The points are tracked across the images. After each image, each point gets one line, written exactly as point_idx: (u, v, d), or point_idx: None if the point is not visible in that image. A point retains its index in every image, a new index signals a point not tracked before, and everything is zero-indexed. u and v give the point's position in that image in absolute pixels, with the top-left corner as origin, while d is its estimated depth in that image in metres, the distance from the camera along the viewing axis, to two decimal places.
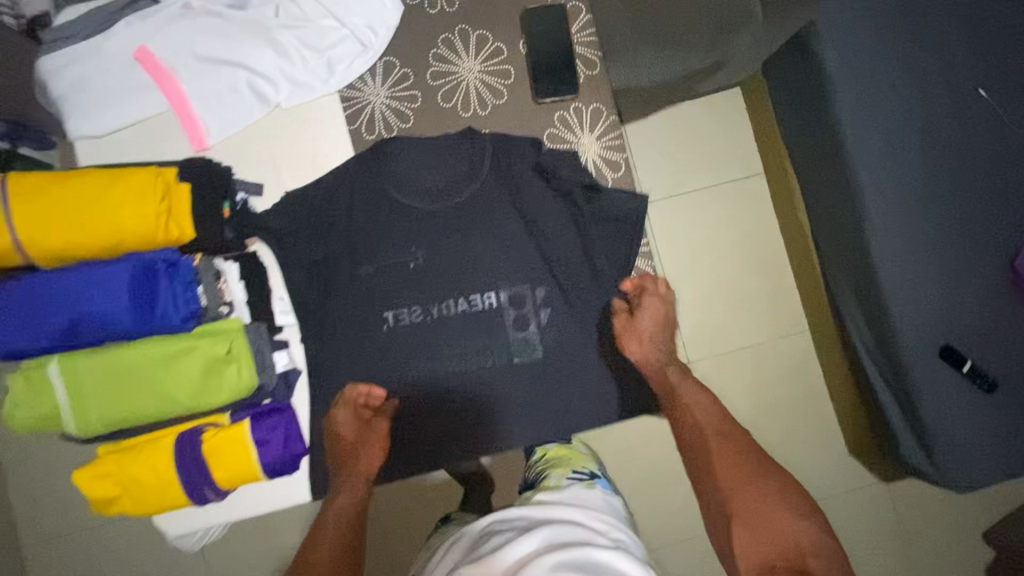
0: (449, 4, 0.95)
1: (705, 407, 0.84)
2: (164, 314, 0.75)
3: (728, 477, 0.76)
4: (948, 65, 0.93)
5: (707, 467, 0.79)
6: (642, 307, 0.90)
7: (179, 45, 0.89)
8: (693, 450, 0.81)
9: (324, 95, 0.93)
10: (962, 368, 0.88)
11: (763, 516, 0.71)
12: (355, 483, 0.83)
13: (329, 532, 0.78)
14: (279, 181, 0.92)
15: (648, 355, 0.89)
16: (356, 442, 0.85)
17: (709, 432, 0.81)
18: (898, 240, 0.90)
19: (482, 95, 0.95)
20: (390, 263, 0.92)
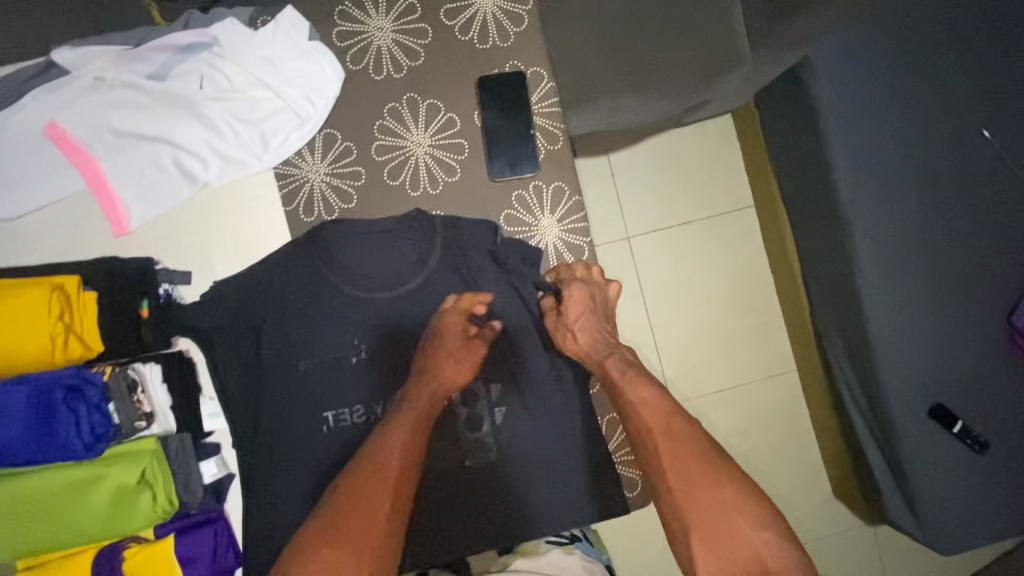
0: (395, 69, 0.86)
1: (647, 398, 0.73)
2: (65, 443, 0.67)
3: (683, 489, 0.63)
4: (881, 155, 1.04)
5: (657, 477, 0.66)
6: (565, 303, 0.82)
7: (95, 120, 0.81)
8: (644, 457, 0.69)
9: (258, 172, 0.85)
10: (953, 427, 0.99)
11: (722, 525, 0.59)
12: (433, 394, 0.79)
13: (401, 431, 0.73)
14: (210, 268, 0.84)
15: (585, 347, 0.81)
16: (452, 352, 0.81)
17: (655, 430, 0.69)
18: (886, 308, 1.02)
19: (433, 172, 0.86)
20: (332, 357, 0.84)
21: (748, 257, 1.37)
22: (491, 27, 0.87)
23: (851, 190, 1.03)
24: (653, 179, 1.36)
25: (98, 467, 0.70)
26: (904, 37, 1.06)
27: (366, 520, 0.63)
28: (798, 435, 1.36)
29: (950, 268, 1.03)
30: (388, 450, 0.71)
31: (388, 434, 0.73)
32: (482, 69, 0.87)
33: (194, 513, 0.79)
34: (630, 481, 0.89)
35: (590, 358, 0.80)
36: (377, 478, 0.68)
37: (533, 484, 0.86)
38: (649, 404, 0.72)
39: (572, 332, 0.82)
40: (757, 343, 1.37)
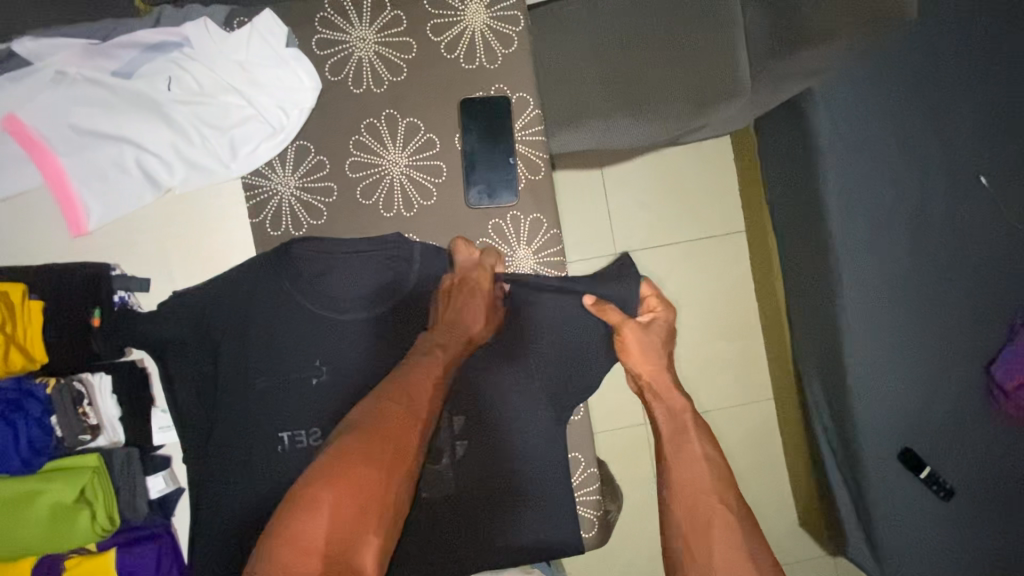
0: (375, 83, 0.82)
1: (711, 465, 0.69)
2: (4, 454, 0.67)
3: (724, 559, 0.59)
4: (877, 199, 1.02)
5: (699, 534, 0.62)
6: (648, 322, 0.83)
7: (56, 116, 0.77)
8: (688, 513, 0.64)
9: (225, 179, 0.82)
10: (920, 472, 0.99)
11: None
12: (459, 340, 0.77)
13: (430, 377, 0.72)
14: (169, 277, 0.82)
15: (667, 389, 0.79)
16: (478, 305, 0.79)
17: (711, 494, 0.66)
18: (869, 351, 1.01)
19: (408, 193, 0.83)
20: (292, 377, 0.82)
21: (737, 285, 1.35)
22: (479, 46, 0.83)
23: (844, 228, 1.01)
24: (642, 201, 1.33)
25: (37, 482, 0.68)
26: (910, 81, 1.02)
27: (395, 450, 0.63)
28: (766, 468, 1.36)
29: (931, 323, 1.01)
30: (420, 387, 0.70)
31: (420, 371, 0.72)
32: (466, 89, 0.83)
33: (139, 527, 0.78)
34: (589, 520, 0.87)
35: (671, 398, 0.78)
36: (408, 412, 0.67)
37: (488, 519, 0.84)
38: (706, 469, 0.68)
39: (652, 362, 0.81)
40: (734, 375, 1.36)
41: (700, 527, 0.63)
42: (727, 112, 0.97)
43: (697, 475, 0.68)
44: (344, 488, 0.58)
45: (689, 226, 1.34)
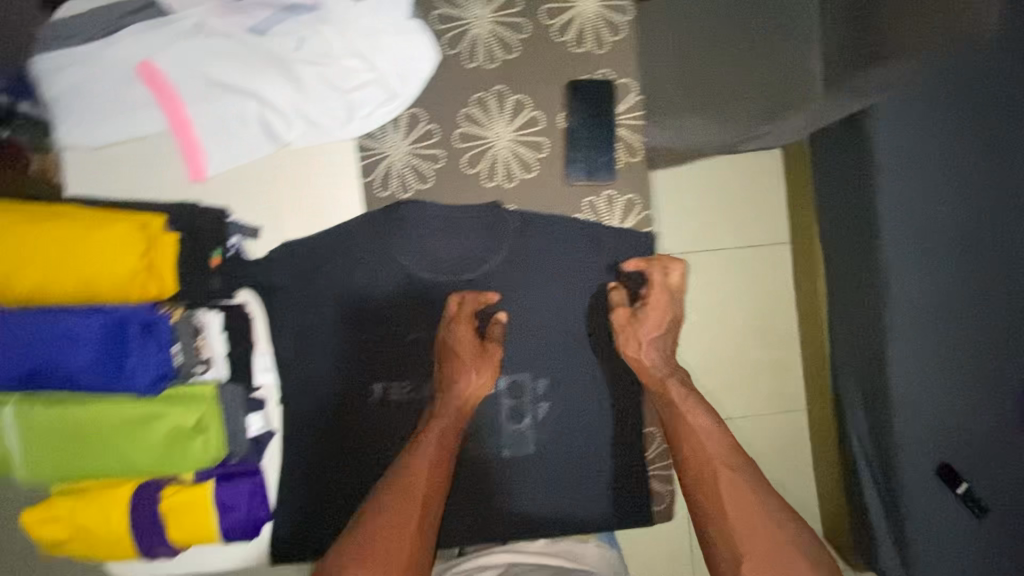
0: (489, 59, 0.86)
1: (711, 434, 0.73)
2: (132, 376, 0.69)
3: (740, 517, 0.66)
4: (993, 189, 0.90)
5: (713, 502, 0.68)
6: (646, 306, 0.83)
7: (189, 65, 0.81)
8: (700, 486, 0.70)
9: (340, 139, 0.86)
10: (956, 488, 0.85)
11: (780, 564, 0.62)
12: (456, 410, 0.79)
13: (424, 457, 0.73)
14: (280, 228, 0.85)
15: (647, 367, 0.82)
16: (470, 364, 0.80)
17: (714, 461, 0.71)
18: (907, 350, 0.86)
19: (511, 166, 0.87)
20: (388, 333, 0.87)
21: (767, 303, 1.26)
22: (589, 32, 0.87)
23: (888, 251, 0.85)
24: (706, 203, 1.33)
25: (159, 404, 0.71)
26: None
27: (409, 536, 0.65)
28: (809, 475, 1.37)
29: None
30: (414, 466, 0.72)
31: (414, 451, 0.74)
32: (574, 72, 0.87)
33: (235, 462, 0.81)
34: (661, 495, 0.89)
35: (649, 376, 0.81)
36: (412, 497, 0.69)
37: (563, 484, 0.88)
38: (709, 439, 0.73)
39: (648, 343, 0.81)
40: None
41: (711, 497, 0.69)
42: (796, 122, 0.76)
43: (699, 449, 0.72)
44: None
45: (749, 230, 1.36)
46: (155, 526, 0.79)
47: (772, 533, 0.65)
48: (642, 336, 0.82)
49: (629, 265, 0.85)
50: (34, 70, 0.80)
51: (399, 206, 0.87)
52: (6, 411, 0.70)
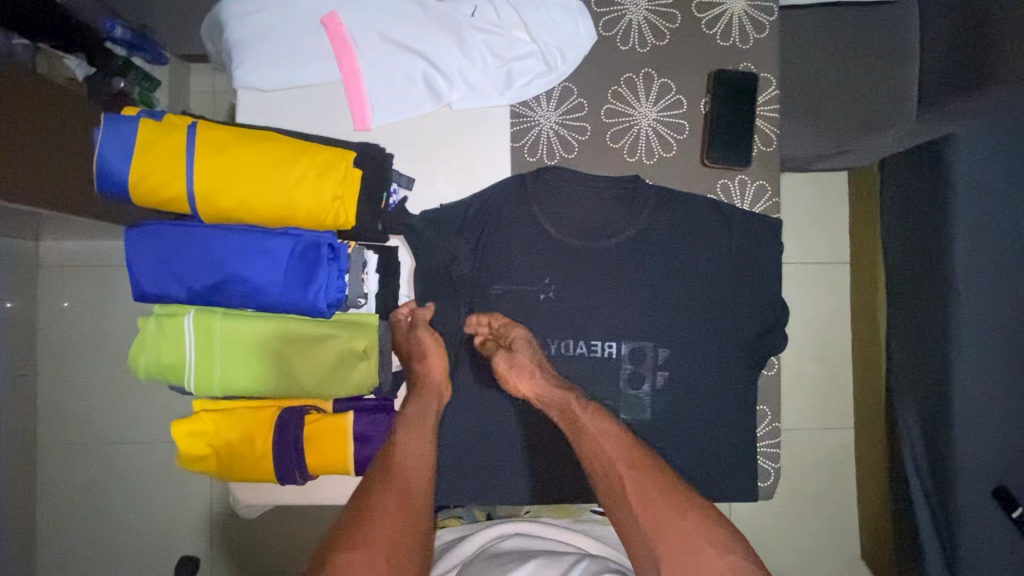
0: (641, 44, 0.92)
1: (610, 437, 0.71)
2: (314, 297, 0.73)
3: (648, 516, 0.63)
4: None
5: (619, 506, 0.65)
6: (515, 343, 0.81)
7: (369, 21, 0.88)
8: (608, 490, 0.67)
9: (495, 104, 0.91)
10: (1013, 512, 0.90)
11: (688, 558, 0.59)
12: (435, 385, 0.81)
13: (410, 438, 0.73)
14: (433, 181, 0.91)
15: (548, 389, 0.79)
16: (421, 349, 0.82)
17: (616, 464, 0.68)
18: (982, 363, 0.93)
19: (652, 144, 0.93)
20: (522, 290, 0.90)
21: (830, 316, 1.40)
22: (736, 29, 0.93)
23: (967, 263, 0.93)
24: (791, 215, 1.40)
25: (331, 328, 0.76)
26: None
27: (401, 516, 0.64)
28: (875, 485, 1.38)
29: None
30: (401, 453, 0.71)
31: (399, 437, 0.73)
32: (718, 64, 0.93)
33: (373, 397, 0.85)
34: (766, 471, 0.94)
35: (549, 401, 0.79)
36: (399, 490, 0.66)
37: (675, 454, 0.91)
38: (607, 447, 0.70)
39: (535, 372, 0.80)
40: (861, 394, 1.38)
41: (618, 498, 0.66)
42: (884, 138, 1.03)
43: (602, 452, 0.69)
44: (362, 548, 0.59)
45: (833, 240, 1.40)
46: (297, 449, 0.81)
47: (683, 529, 0.61)
48: (529, 363, 0.80)
49: (470, 321, 0.87)
50: (226, 13, 0.87)
51: (543, 175, 0.91)
52: (188, 320, 0.74)
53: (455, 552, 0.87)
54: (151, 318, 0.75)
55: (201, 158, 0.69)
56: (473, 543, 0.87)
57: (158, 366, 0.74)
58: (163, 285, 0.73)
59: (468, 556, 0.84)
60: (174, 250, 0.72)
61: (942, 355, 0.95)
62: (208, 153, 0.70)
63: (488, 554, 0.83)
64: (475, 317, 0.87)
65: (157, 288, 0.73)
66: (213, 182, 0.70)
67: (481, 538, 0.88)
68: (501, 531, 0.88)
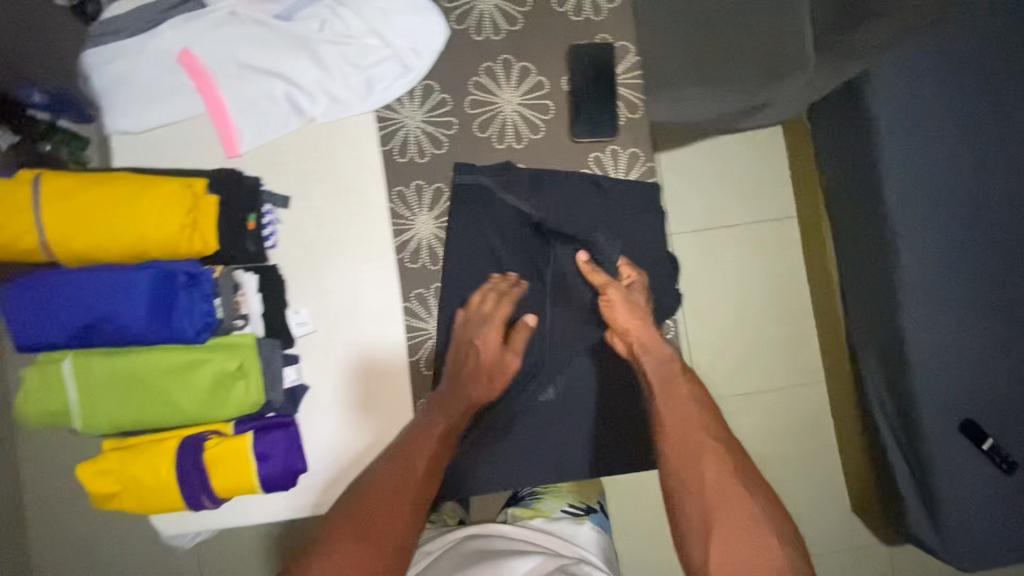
0: (495, 32, 0.93)
1: (697, 404, 0.80)
2: (180, 325, 0.75)
3: (716, 482, 0.72)
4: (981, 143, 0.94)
5: (694, 474, 0.73)
6: (637, 302, 0.87)
7: (222, 51, 0.89)
8: (681, 452, 0.75)
9: (360, 112, 0.92)
10: (982, 444, 0.93)
11: (741, 532, 0.68)
12: (466, 399, 0.86)
13: (429, 436, 0.82)
14: (307, 197, 0.91)
15: (655, 343, 0.85)
16: (486, 361, 0.88)
17: (698, 431, 0.77)
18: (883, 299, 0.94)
19: (519, 128, 0.93)
20: (414, 293, 0.92)
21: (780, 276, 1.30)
22: (587, 2, 0.94)
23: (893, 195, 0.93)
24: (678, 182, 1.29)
25: (203, 352, 0.77)
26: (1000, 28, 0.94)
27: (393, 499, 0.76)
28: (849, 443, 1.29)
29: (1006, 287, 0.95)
30: (415, 459, 0.80)
31: (415, 451, 0.81)
32: (574, 39, 0.94)
33: (272, 415, 0.86)
34: None
35: (654, 355, 0.84)
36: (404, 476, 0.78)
37: (584, 428, 0.93)
38: (689, 417, 0.78)
39: (639, 324, 0.85)
40: (790, 354, 1.31)
41: (694, 464, 0.74)
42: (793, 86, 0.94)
43: (686, 415, 0.79)
44: (347, 559, 0.69)
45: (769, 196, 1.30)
46: (200, 475, 0.82)
47: (748, 517, 0.69)
48: (642, 313, 0.86)
49: (619, 264, 0.90)
50: (87, 64, 0.90)
51: (427, 180, 0.94)
52: (65, 363, 0.76)
53: (429, 548, 0.90)
54: (32, 367, 0.77)
55: (49, 207, 0.72)
56: (444, 542, 0.91)
57: (44, 412, 0.76)
58: (33, 333, 0.75)
59: (441, 554, 0.88)
60: (38, 299, 0.74)
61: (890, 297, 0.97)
62: (54, 202, 0.72)
63: (458, 554, 0.86)
64: (623, 265, 0.90)
65: (30, 338, 0.75)
66: (64, 227, 0.72)
67: (454, 535, 0.91)
68: (475, 531, 0.92)
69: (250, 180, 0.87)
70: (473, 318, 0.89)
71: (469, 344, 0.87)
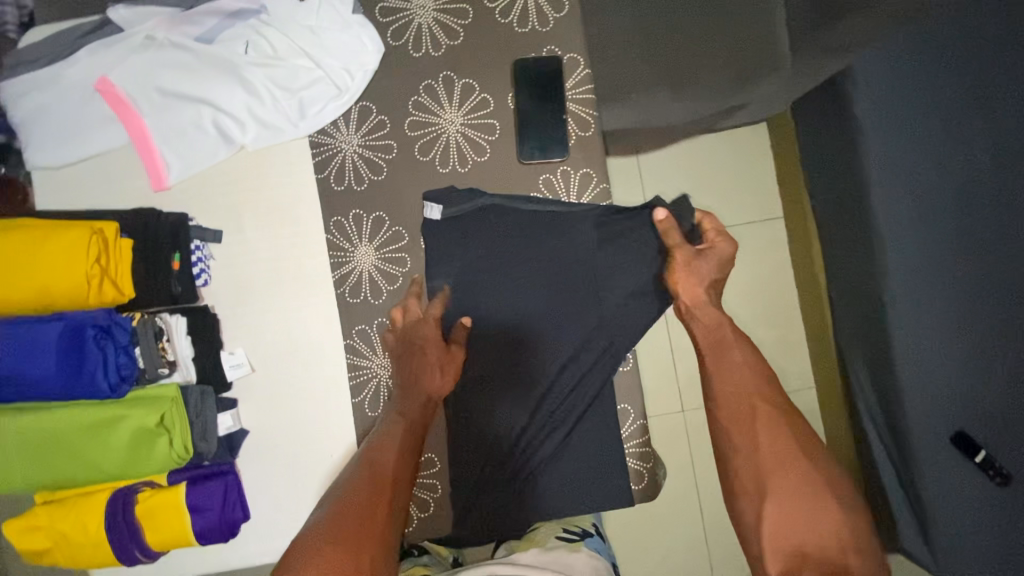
0: (434, 47, 0.88)
1: (753, 368, 0.76)
2: (92, 379, 0.72)
3: (770, 445, 0.69)
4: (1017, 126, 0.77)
5: (747, 440, 0.70)
6: (706, 257, 0.82)
7: (141, 77, 0.83)
8: (733, 416, 0.73)
9: (294, 138, 0.87)
10: (974, 457, 0.77)
11: (803, 497, 0.65)
12: (422, 400, 0.80)
13: (397, 433, 0.76)
14: (240, 230, 0.86)
15: (704, 308, 0.81)
16: (431, 361, 0.81)
17: (752, 396, 0.73)
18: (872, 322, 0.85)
19: (463, 150, 0.88)
20: (356, 330, 0.86)
21: (766, 283, 1.14)
22: (532, 12, 0.88)
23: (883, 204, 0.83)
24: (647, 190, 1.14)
25: (121, 408, 0.73)
26: None
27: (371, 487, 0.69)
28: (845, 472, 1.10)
29: None
30: (385, 454, 0.73)
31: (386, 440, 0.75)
32: (519, 53, 0.88)
33: (207, 465, 0.82)
34: (639, 473, 0.87)
35: (705, 316, 0.80)
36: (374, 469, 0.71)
37: (541, 466, 0.86)
38: (739, 381, 0.75)
39: (699, 288, 0.81)
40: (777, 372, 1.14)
41: (748, 429, 0.71)
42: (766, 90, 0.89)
43: (738, 379, 0.75)
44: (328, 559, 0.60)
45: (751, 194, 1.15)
46: (131, 529, 0.78)
47: (806, 477, 0.66)
48: (706, 275, 0.82)
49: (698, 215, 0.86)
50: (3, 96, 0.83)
51: (366, 208, 0.88)
52: None
53: None
54: None
55: None
56: None
57: None
58: None
59: None
60: None
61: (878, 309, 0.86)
62: None
63: None
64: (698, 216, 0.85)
65: None
66: None
67: None
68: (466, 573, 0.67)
69: (171, 216, 0.80)
70: (413, 324, 0.83)
71: (411, 343, 0.82)
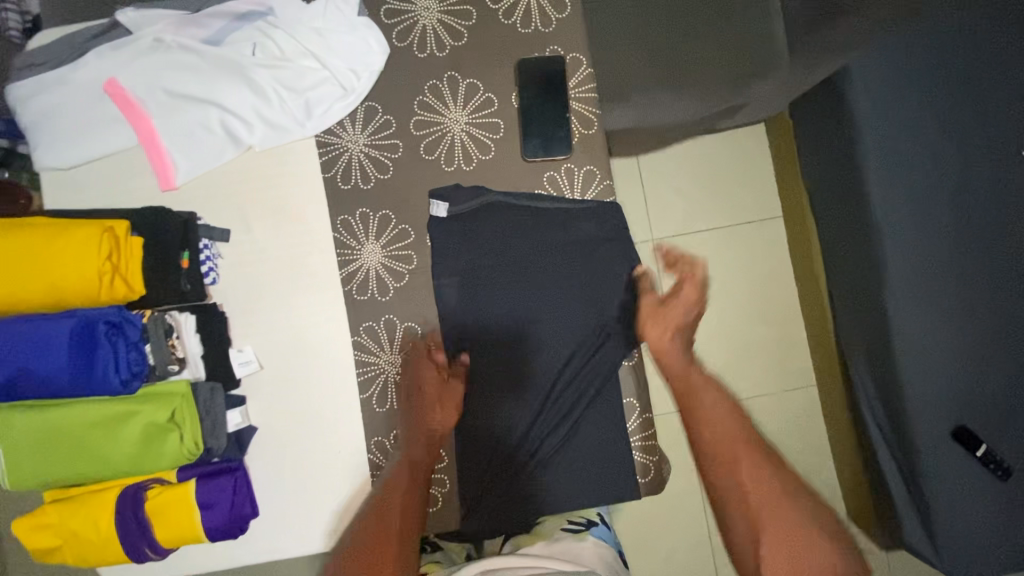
0: (438, 48, 0.89)
1: (726, 412, 0.76)
2: (104, 376, 0.72)
3: (755, 484, 0.68)
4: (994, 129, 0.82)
5: (731, 480, 0.69)
6: (678, 295, 0.87)
7: (146, 78, 0.84)
8: (716, 459, 0.72)
9: (301, 139, 0.88)
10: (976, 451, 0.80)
11: (795, 533, 0.63)
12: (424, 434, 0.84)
13: (397, 489, 0.77)
14: (248, 229, 0.87)
15: (672, 355, 0.83)
16: (431, 396, 0.85)
17: (731, 438, 0.73)
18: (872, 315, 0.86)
19: (468, 149, 0.89)
20: (364, 326, 0.87)
21: (768, 279, 1.15)
22: (535, 12, 0.90)
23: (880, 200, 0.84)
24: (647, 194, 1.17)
25: (133, 403, 0.75)
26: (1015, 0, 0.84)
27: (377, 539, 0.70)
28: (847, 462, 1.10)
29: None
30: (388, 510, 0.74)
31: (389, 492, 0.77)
32: (523, 53, 0.90)
33: (216, 461, 0.82)
34: (644, 466, 0.88)
35: (673, 363, 0.82)
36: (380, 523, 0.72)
37: (548, 462, 0.86)
38: (717, 424, 0.75)
39: (670, 335, 0.84)
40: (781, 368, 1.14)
41: (732, 468, 0.70)
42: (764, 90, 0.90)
43: (716, 422, 0.75)
44: None
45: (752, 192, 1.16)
46: (140, 526, 0.78)
47: (795, 513, 0.65)
48: (675, 319, 0.85)
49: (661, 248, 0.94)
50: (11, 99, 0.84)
51: (373, 207, 0.89)
52: None
53: None
54: None
55: None
56: None
57: None
58: None
59: None
60: None
61: (877, 300, 0.86)
62: None
63: None
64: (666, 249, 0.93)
65: None
66: None
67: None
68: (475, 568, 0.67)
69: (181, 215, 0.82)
70: (411, 364, 0.86)
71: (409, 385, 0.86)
